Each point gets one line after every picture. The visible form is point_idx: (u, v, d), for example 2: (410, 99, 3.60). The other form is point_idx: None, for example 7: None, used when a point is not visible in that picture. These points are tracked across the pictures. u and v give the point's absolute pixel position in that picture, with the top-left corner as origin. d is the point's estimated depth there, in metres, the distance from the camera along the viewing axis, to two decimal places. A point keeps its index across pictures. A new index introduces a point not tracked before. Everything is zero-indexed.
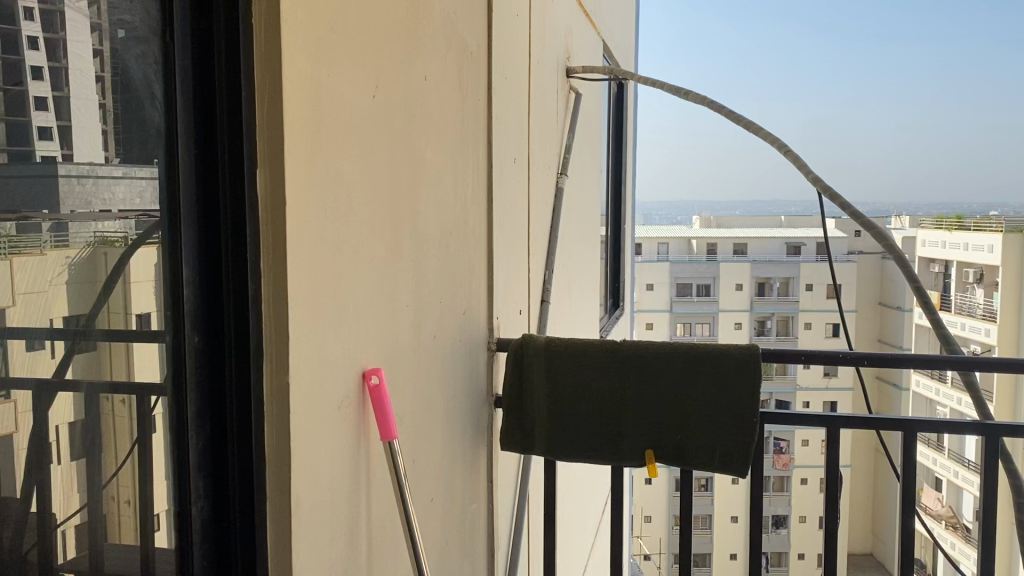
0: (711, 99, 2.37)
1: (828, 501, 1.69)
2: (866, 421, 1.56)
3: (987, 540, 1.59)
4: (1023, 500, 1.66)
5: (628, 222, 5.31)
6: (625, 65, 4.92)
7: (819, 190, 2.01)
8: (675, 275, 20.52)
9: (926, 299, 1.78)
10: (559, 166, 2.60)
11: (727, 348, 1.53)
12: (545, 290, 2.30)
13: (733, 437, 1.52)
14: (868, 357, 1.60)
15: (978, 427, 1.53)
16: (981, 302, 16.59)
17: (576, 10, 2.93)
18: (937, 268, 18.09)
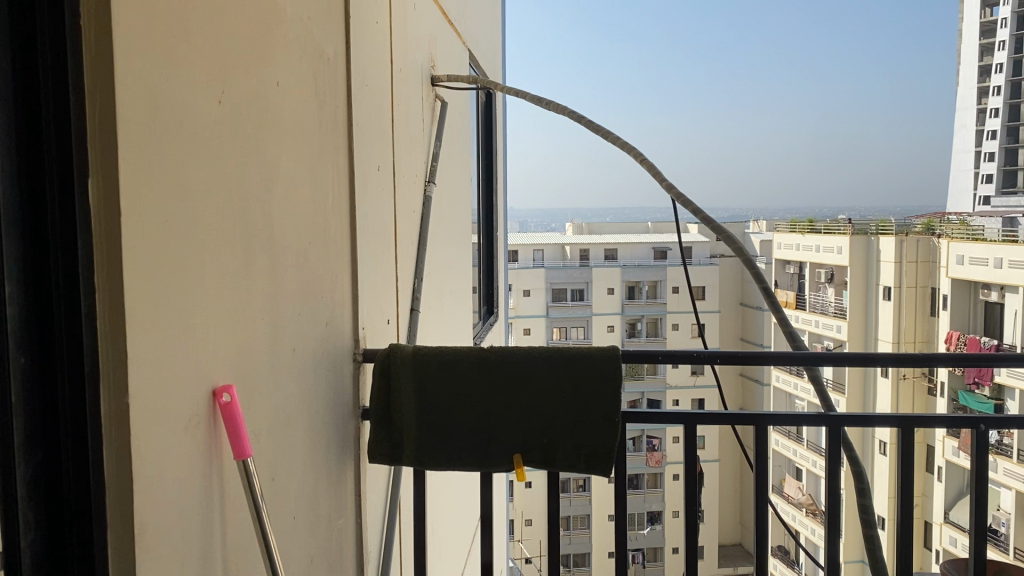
0: (569, 109, 2.42)
1: (687, 499, 1.74)
2: (721, 417, 1.62)
3: (832, 532, 1.67)
4: (863, 489, 1.76)
5: (502, 231, 5.36)
6: (494, 73, 4.99)
7: (673, 197, 2.08)
8: (550, 282, 20.94)
9: (772, 300, 1.86)
10: (426, 174, 2.58)
11: (588, 351, 1.56)
12: (414, 300, 2.29)
13: (594, 438, 1.55)
14: (720, 355, 1.66)
15: (820, 418, 1.62)
16: (833, 300, 17.62)
17: (439, 19, 2.93)
18: (793, 269, 19.34)
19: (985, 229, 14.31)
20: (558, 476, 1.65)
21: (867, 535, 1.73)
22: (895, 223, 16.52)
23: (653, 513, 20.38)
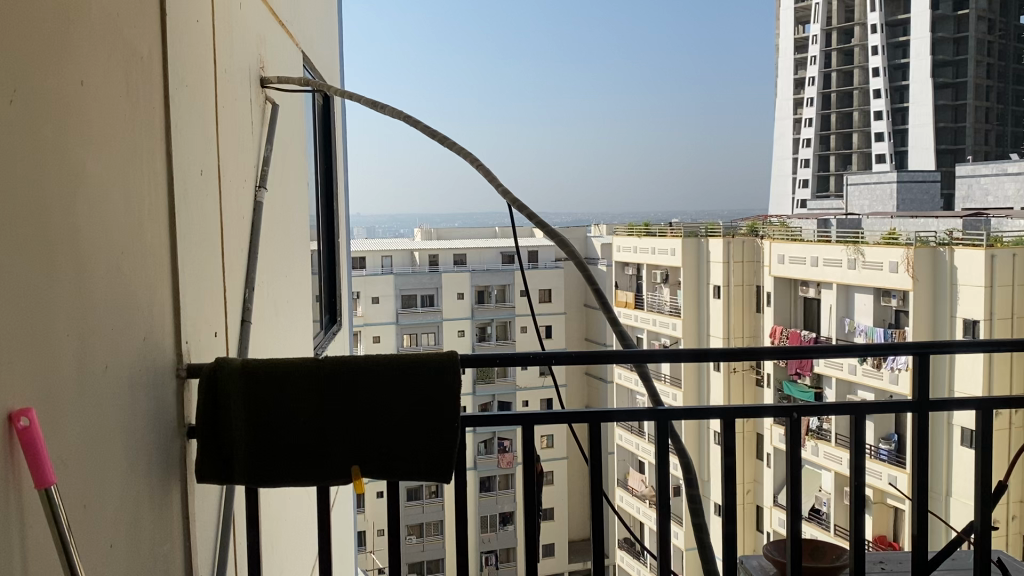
0: (404, 114, 2.41)
1: (526, 501, 1.76)
2: (556, 416, 1.65)
3: (664, 524, 1.74)
4: (691, 476, 1.84)
5: (342, 235, 5.27)
6: (330, 76, 4.90)
7: (508, 201, 2.10)
8: (399, 288, 20.59)
9: (603, 301, 1.92)
10: (257, 179, 2.49)
11: (424, 357, 1.56)
12: (246, 310, 2.20)
13: (432, 443, 1.55)
14: (556, 357, 1.68)
15: (650, 413, 1.68)
16: (668, 301, 18.40)
17: (267, 19, 2.83)
18: (631, 270, 20.26)
19: (801, 230, 15.45)
20: (396, 485, 1.63)
21: (695, 520, 1.81)
22: (723, 226, 17.54)
23: (505, 514, 20.59)
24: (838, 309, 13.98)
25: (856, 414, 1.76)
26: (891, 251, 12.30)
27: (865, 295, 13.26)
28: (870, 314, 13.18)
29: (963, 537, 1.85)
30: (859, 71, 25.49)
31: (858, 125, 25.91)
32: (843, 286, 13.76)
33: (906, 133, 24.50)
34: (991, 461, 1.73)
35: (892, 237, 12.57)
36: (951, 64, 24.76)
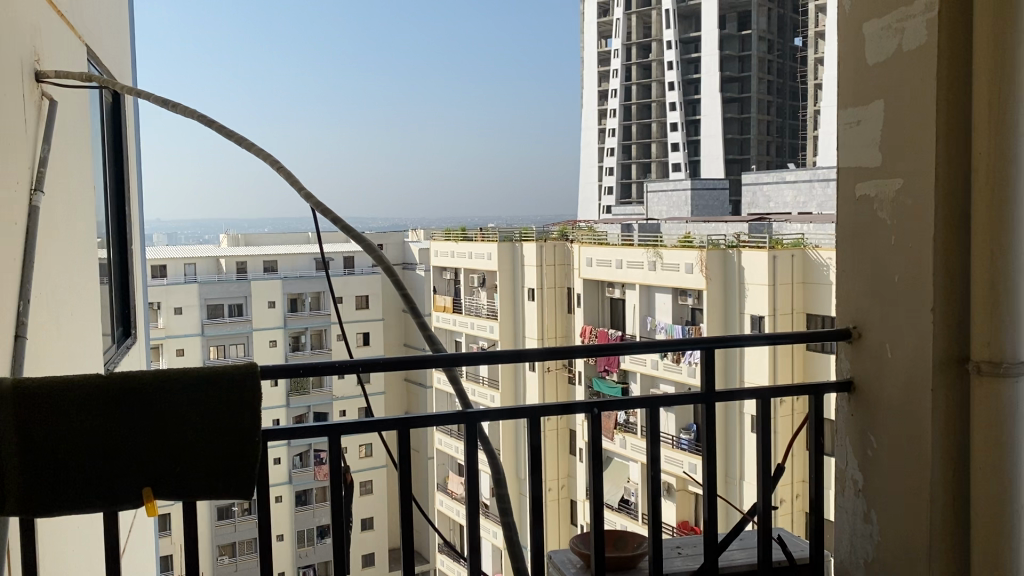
0: (200, 116, 2.29)
1: (331, 512, 1.72)
2: (363, 425, 1.62)
3: (472, 526, 1.75)
4: (499, 475, 1.87)
5: (135, 242, 4.93)
6: (121, 72, 4.58)
7: (311, 205, 2.04)
8: (205, 297, 19.59)
9: (409, 304, 1.91)
10: (32, 183, 2.28)
11: (225, 370, 1.49)
12: (18, 325, 2.01)
13: (233, 458, 1.48)
14: (364, 364, 1.65)
15: (459, 416, 1.69)
16: (485, 305, 18.72)
17: (43, 6, 2.59)
18: (448, 274, 20.44)
19: (608, 234, 16.14)
20: (192, 507, 1.54)
21: (505, 521, 1.84)
22: (536, 230, 17.80)
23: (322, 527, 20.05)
24: (641, 308, 14.72)
25: (651, 406, 1.86)
26: (686, 253, 13.16)
27: (664, 296, 14.07)
28: (669, 313, 14.00)
29: (748, 518, 1.99)
30: (656, 84, 27.12)
31: (656, 135, 27.50)
32: (646, 287, 14.53)
33: (699, 143, 26.29)
34: (770, 445, 1.87)
35: (687, 240, 13.49)
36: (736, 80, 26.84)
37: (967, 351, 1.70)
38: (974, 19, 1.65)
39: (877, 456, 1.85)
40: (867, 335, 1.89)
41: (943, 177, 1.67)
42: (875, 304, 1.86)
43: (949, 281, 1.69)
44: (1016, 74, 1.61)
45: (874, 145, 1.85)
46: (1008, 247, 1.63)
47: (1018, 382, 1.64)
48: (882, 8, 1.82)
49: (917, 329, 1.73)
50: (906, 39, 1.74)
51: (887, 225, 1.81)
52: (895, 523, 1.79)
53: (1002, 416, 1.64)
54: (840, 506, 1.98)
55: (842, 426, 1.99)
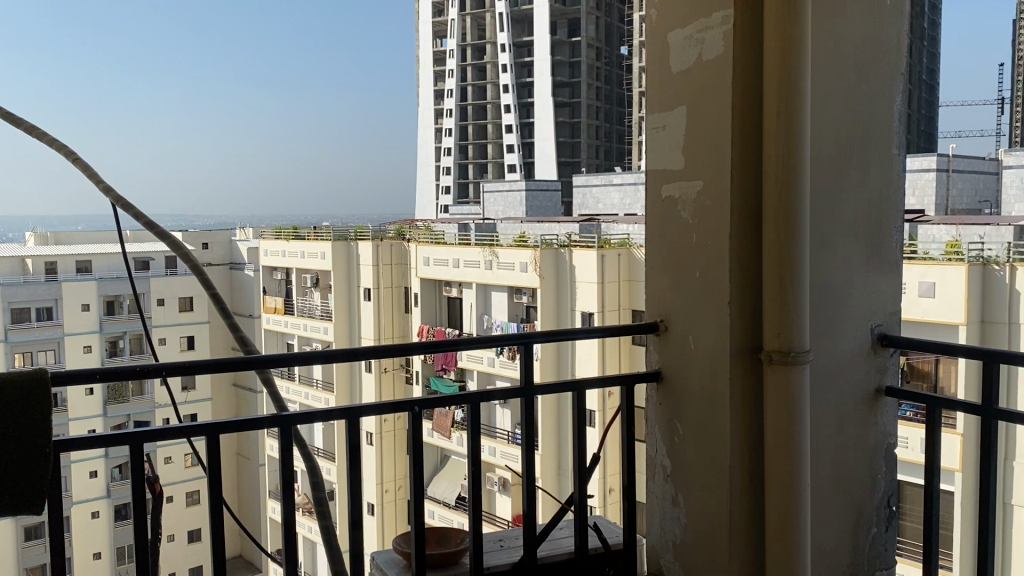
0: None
1: (137, 524, 1.62)
2: (169, 431, 1.54)
3: (287, 528, 1.70)
4: (316, 476, 1.83)
5: None
6: None
7: (111, 200, 1.93)
8: (8, 300, 18.01)
9: (219, 304, 1.83)
10: None
11: (10, 377, 1.37)
12: None
13: (24, 471, 1.36)
14: (169, 366, 1.57)
15: (273, 419, 1.64)
16: (319, 305, 18.30)
17: None
18: (279, 275, 19.80)
19: (444, 234, 16.20)
20: None
21: (323, 525, 1.80)
22: (371, 229, 17.63)
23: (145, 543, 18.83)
24: (478, 307, 14.87)
25: (472, 402, 1.87)
26: (520, 252, 13.41)
27: (500, 294, 14.28)
28: (504, 311, 14.26)
29: (566, 509, 2.04)
30: (491, 86, 27.51)
31: (491, 136, 27.85)
32: (482, 286, 14.67)
33: (532, 145, 26.86)
34: (584, 435, 1.94)
35: (521, 240, 13.79)
36: (566, 85, 27.64)
37: (759, 341, 1.83)
38: (763, 34, 1.77)
39: (681, 443, 1.96)
40: (673, 329, 1.99)
41: (737, 180, 1.79)
42: (680, 299, 1.96)
43: (743, 276, 1.81)
44: (801, 82, 1.74)
45: (677, 150, 1.95)
46: (795, 246, 1.76)
47: (805, 370, 1.78)
48: (685, 18, 1.92)
49: (714, 321, 1.85)
50: (706, 49, 1.85)
51: (690, 225, 1.92)
52: (700, 505, 1.90)
53: (791, 401, 1.77)
54: (650, 490, 2.08)
55: (653, 416, 2.08)
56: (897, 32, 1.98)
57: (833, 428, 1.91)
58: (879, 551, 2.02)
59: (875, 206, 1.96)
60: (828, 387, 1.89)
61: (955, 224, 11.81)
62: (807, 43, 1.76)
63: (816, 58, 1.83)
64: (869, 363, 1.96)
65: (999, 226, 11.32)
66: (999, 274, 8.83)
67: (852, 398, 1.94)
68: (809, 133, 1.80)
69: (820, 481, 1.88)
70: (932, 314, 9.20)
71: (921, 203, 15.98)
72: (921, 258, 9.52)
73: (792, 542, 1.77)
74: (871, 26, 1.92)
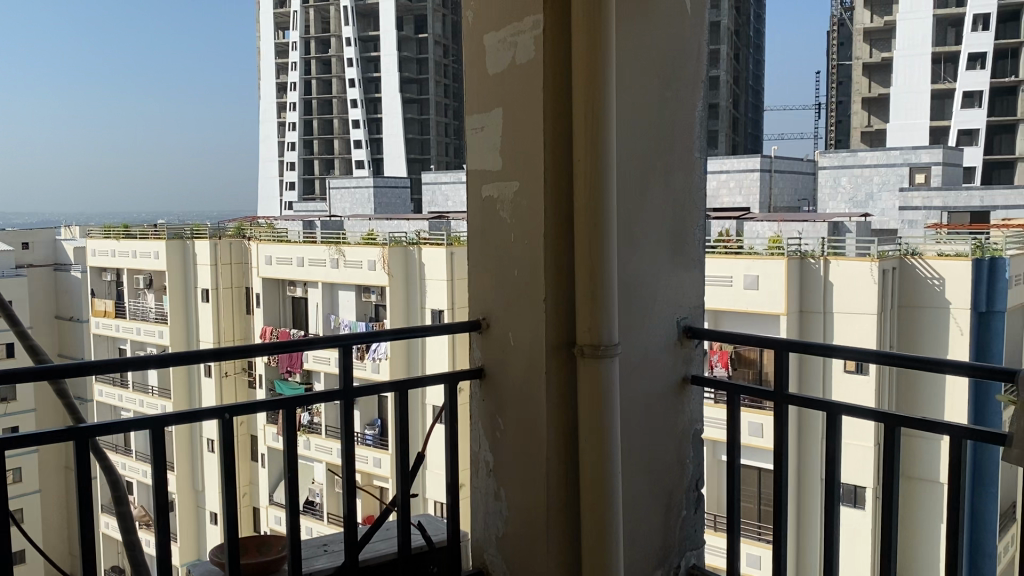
0: None
1: None
2: None
3: (86, 546, 1.62)
4: (120, 489, 1.74)
5: None
6: None
7: None
8: None
9: (8, 311, 1.71)
10: None
11: None
12: None
13: None
14: None
15: (71, 432, 1.55)
16: (153, 307, 17.34)
17: None
18: (109, 276, 18.61)
19: (287, 232, 15.71)
20: None
21: (128, 542, 1.73)
22: (209, 227, 16.90)
23: None
24: (324, 307, 14.50)
25: (290, 407, 1.84)
26: (368, 250, 13.22)
27: (348, 293, 13.98)
28: (352, 311, 13.96)
29: (390, 509, 2.04)
30: (337, 80, 26.96)
31: (337, 131, 27.26)
32: (329, 285, 14.34)
33: (380, 141, 26.45)
34: (405, 436, 1.94)
35: (369, 238, 13.61)
36: (414, 81, 27.41)
37: (572, 337, 1.89)
38: (571, 40, 1.82)
39: (502, 436, 2.00)
40: (493, 327, 2.03)
41: (548, 183, 1.84)
42: (500, 297, 2.00)
43: (557, 271, 1.87)
44: (605, 87, 1.81)
45: (494, 149, 1.99)
46: (602, 242, 1.83)
47: (614, 363, 1.85)
48: (498, 22, 1.96)
49: (529, 319, 1.90)
50: (518, 53, 1.89)
51: (507, 224, 1.96)
52: (519, 497, 1.96)
53: (601, 393, 1.84)
54: (477, 485, 2.11)
55: (475, 413, 2.12)
56: (698, 44, 2.10)
57: (643, 416, 2.00)
58: (689, 531, 2.13)
59: (679, 205, 2.07)
60: (637, 378, 1.98)
61: (776, 221, 12.60)
62: (611, 46, 1.82)
63: (621, 61, 1.90)
64: (675, 355, 2.08)
65: (815, 223, 12.18)
66: (815, 268, 9.55)
67: (660, 389, 2.04)
68: (615, 136, 1.87)
69: (631, 470, 1.97)
70: (756, 305, 9.76)
71: (747, 201, 16.97)
72: (746, 252, 10.06)
73: (604, 528, 1.84)
74: (675, 35, 2.03)
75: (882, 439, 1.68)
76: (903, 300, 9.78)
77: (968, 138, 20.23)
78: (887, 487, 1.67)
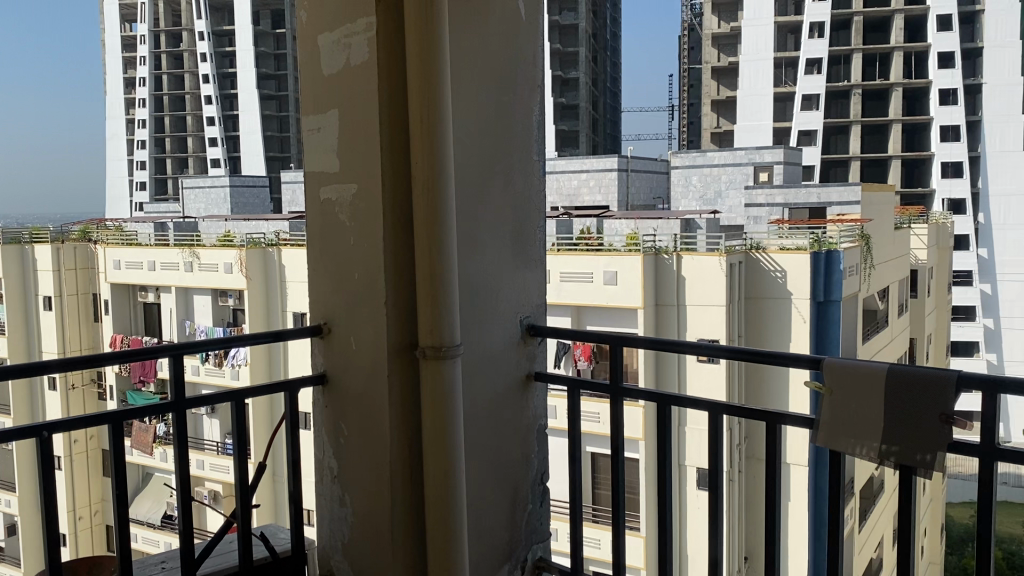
0: None
1: None
2: None
3: None
4: None
5: None
6: None
7: None
8: None
9: None
10: None
11: None
12: None
13: None
14: None
15: None
16: None
17: None
18: None
19: (137, 234, 14.91)
20: None
21: None
22: (50, 229, 15.85)
23: None
24: (178, 312, 13.81)
25: (118, 423, 1.75)
26: (225, 253, 12.76)
27: (203, 297, 13.42)
28: (209, 315, 13.41)
29: (230, 522, 1.99)
30: (190, 76, 25.85)
31: (191, 129, 26.08)
32: (182, 289, 13.71)
33: (237, 139, 25.41)
34: (244, 446, 1.89)
35: (226, 239, 13.15)
36: (272, 78, 26.53)
37: (414, 340, 1.88)
38: (406, 42, 1.82)
39: (346, 442, 1.98)
40: (335, 330, 2.00)
41: (387, 184, 1.83)
42: (339, 300, 1.98)
43: (398, 274, 1.86)
44: (439, 90, 1.81)
45: (332, 150, 1.96)
46: (441, 241, 1.83)
47: (456, 362, 1.86)
48: (332, 22, 1.94)
49: (370, 322, 1.89)
50: (352, 55, 1.88)
51: (346, 226, 1.94)
52: (363, 502, 1.94)
53: (443, 393, 1.84)
54: (321, 492, 2.07)
55: (319, 419, 2.08)
56: (533, 48, 2.14)
57: (487, 414, 2.03)
58: (535, 526, 2.18)
59: (518, 203, 2.10)
60: (479, 379, 2.00)
61: (633, 218, 12.96)
62: (444, 50, 1.82)
63: (456, 64, 1.91)
64: (519, 352, 2.12)
65: (669, 219, 12.66)
66: (669, 263, 9.92)
67: (504, 385, 2.07)
68: (451, 141, 1.88)
69: (475, 465, 1.99)
70: (616, 300, 10.04)
71: (607, 199, 17.47)
72: (605, 249, 10.32)
73: (448, 529, 1.86)
74: (510, 38, 2.06)
75: (710, 428, 1.76)
76: (750, 292, 10.27)
77: (807, 138, 21.53)
78: (713, 471, 1.76)
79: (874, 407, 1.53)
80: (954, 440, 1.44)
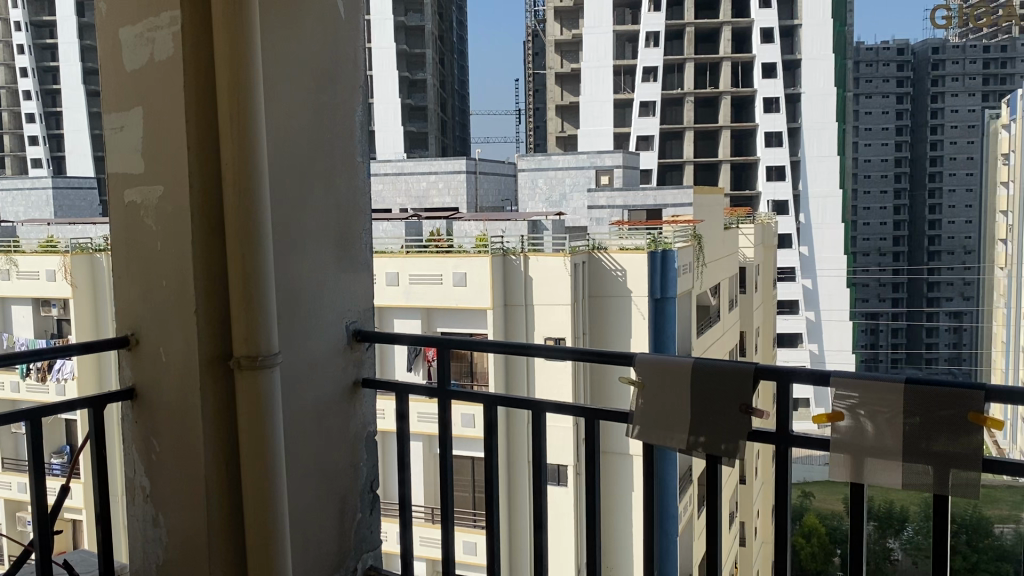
0: None
1: None
2: None
3: None
4: None
5: None
6: None
7: None
8: None
9: None
10: None
11: None
12: None
13: None
14: None
15: None
16: None
17: None
18: None
19: None
20: None
21: None
22: None
23: None
24: None
25: None
26: (46, 259, 11.85)
27: (22, 307, 12.29)
28: (29, 328, 12.23)
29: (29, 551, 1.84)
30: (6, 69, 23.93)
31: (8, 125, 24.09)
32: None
33: (61, 137, 23.60)
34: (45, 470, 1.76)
35: (48, 244, 12.14)
36: None
37: (229, 350, 1.80)
38: (213, 43, 1.75)
39: (157, 457, 1.88)
40: (143, 342, 1.89)
41: (196, 185, 1.75)
42: (147, 308, 1.87)
43: (209, 283, 1.78)
44: (251, 90, 1.75)
45: (136, 151, 1.85)
46: (256, 246, 1.76)
47: (275, 371, 1.80)
48: (133, 17, 1.84)
49: (181, 331, 1.79)
50: (156, 49, 1.78)
51: (152, 230, 1.83)
52: (177, 521, 1.85)
53: (260, 403, 1.78)
54: (132, 513, 1.96)
55: (130, 435, 1.97)
56: (353, 47, 2.10)
57: (311, 423, 1.97)
58: (363, 534, 2.14)
59: (340, 208, 2.06)
60: (298, 386, 1.94)
61: (482, 220, 13.05)
62: (256, 51, 1.76)
63: (268, 62, 1.85)
64: (345, 359, 2.07)
65: (516, 221, 12.80)
66: (516, 264, 10.06)
67: (327, 392, 2.02)
68: (266, 145, 1.81)
69: (296, 475, 1.93)
70: (465, 301, 10.08)
71: (455, 202, 17.56)
72: (455, 251, 10.33)
73: (268, 543, 1.79)
74: (327, 35, 2.02)
75: (532, 427, 1.79)
76: (594, 291, 10.56)
77: (645, 143, 22.10)
78: (535, 469, 1.79)
79: (683, 398, 1.60)
80: (755, 429, 1.53)
